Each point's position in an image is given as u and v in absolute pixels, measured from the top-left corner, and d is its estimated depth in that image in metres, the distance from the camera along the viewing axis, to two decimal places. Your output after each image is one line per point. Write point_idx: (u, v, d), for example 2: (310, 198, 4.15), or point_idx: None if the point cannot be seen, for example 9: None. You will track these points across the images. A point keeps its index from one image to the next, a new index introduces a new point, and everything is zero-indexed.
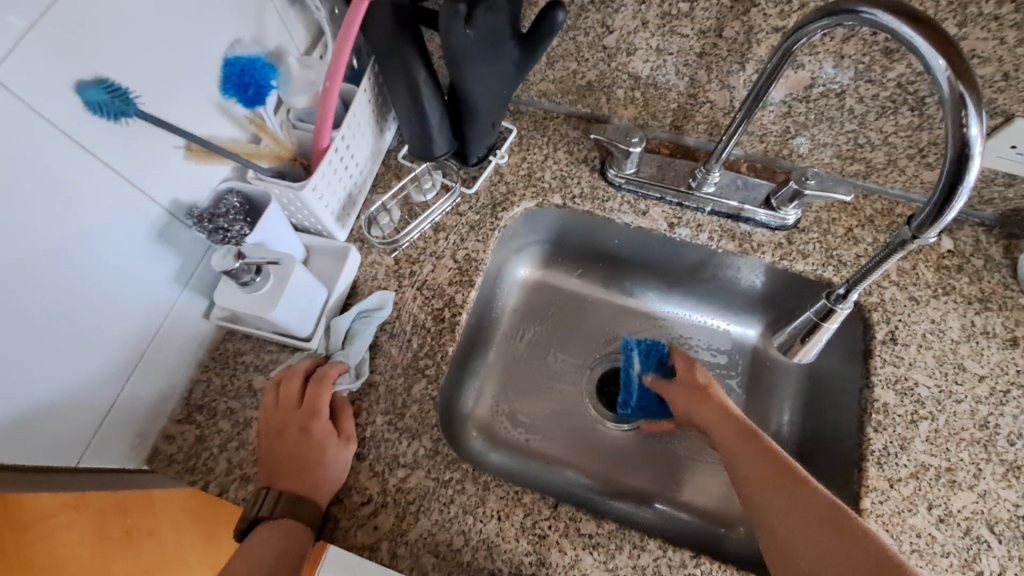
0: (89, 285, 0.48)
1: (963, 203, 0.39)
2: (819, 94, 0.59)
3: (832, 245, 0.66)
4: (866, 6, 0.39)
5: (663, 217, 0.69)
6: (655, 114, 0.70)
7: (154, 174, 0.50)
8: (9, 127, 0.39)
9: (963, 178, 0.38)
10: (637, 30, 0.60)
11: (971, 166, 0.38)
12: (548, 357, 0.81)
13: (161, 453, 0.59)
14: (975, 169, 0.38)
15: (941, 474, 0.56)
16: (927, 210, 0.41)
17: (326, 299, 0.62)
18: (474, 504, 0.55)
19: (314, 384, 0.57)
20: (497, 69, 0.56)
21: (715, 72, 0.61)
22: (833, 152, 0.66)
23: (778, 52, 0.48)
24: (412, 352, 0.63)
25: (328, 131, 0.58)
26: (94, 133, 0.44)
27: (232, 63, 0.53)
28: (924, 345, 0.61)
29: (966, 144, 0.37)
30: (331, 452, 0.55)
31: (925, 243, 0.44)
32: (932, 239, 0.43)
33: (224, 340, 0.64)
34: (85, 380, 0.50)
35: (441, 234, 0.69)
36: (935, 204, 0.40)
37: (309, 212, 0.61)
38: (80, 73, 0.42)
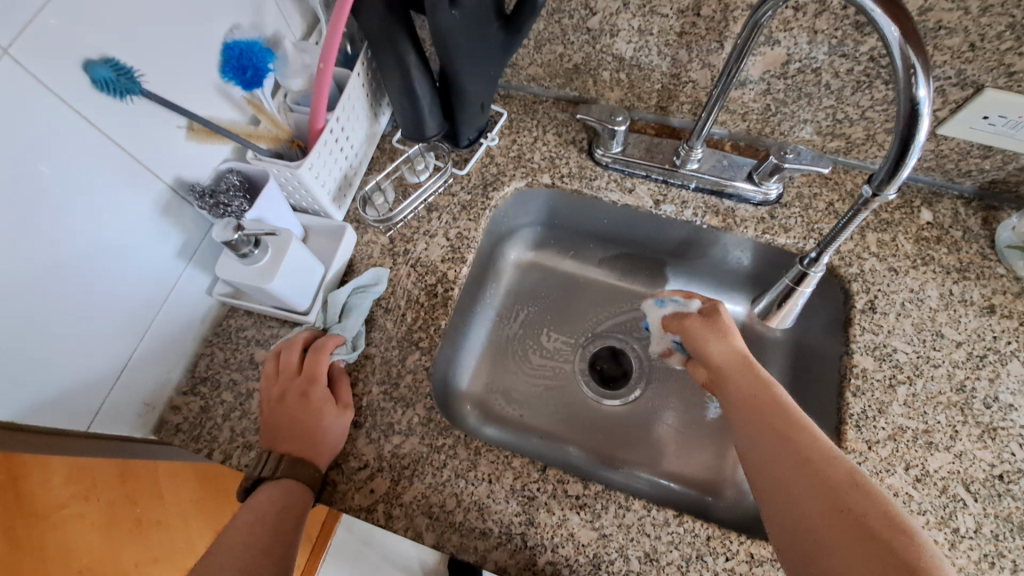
0: (96, 256, 0.51)
1: (915, 161, 0.42)
2: (795, 70, 0.61)
3: (813, 218, 0.67)
4: None
5: (649, 195, 0.70)
6: (640, 95, 0.72)
7: (157, 151, 0.53)
8: (22, 101, 0.41)
9: (914, 135, 0.41)
10: (619, 12, 0.62)
11: (919, 124, 0.40)
12: (542, 336, 0.83)
13: (168, 423, 0.62)
14: (925, 126, 0.40)
15: (919, 436, 0.57)
16: (883, 167, 0.43)
17: (324, 274, 0.65)
18: (466, 468, 0.58)
19: (313, 354, 0.59)
20: (483, 51, 0.59)
21: (696, 52, 0.63)
22: (813, 129, 0.68)
23: (748, 26, 0.50)
24: (407, 325, 0.65)
25: (323, 112, 0.60)
26: (101, 109, 0.47)
27: (230, 47, 0.56)
28: (903, 313, 0.63)
29: (914, 104, 0.40)
30: (329, 417, 0.58)
31: (886, 201, 0.46)
32: (892, 196, 0.45)
33: (227, 316, 0.67)
34: (95, 348, 0.53)
35: (434, 214, 0.71)
36: (889, 161, 0.43)
37: (306, 192, 0.64)
38: (86, 53, 0.44)
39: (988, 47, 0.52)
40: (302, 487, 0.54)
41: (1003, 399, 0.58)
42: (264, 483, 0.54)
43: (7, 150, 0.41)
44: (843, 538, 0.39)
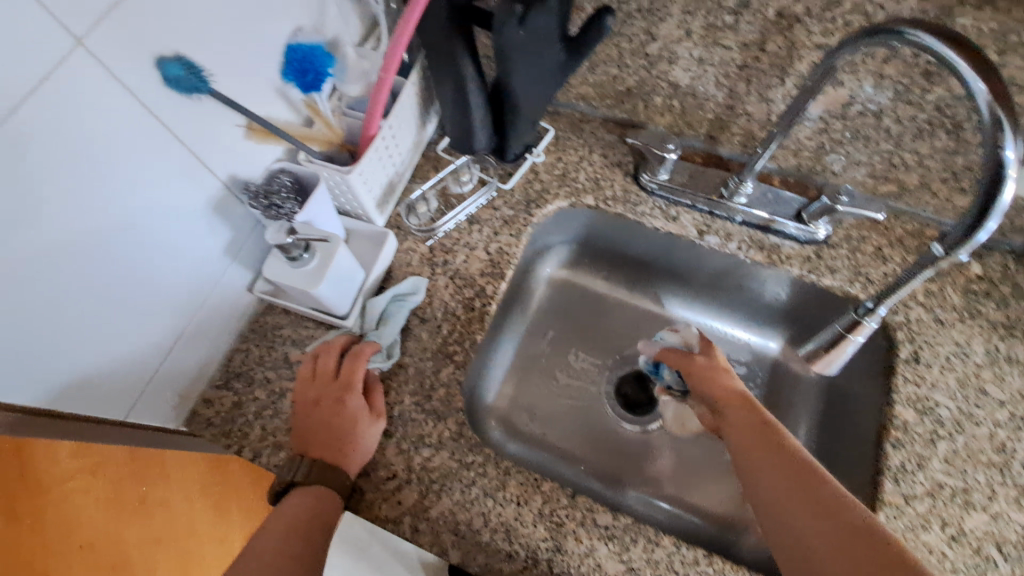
0: (148, 250, 0.51)
1: (995, 226, 0.41)
2: (856, 112, 0.61)
3: (861, 262, 0.67)
4: (909, 28, 0.41)
5: (693, 224, 0.70)
6: (691, 123, 0.71)
7: (216, 149, 0.53)
8: (96, 96, 0.41)
9: (999, 196, 0.40)
10: (681, 40, 0.61)
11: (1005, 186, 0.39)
12: (570, 355, 0.83)
13: (199, 416, 0.62)
14: (1010, 189, 0.40)
15: (955, 493, 0.56)
16: (958, 228, 0.43)
17: (365, 279, 0.65)
18: (495, 487, 0.57)
19: (351, 360, 0.60)
20: (544, 72, 0.58)
21: (754, 86, 0.63)
22: (866, 171, 0.67)
23: (822, 67, 0.49)
24: (442, 337, 0.65)
25: (377, 119, 0.60)
26: (170, 107, 0.47)
27: (294, 50, 0.56)
28: (947, 367, 0.62)
29: (1000, 165, 0.39)
30: (362, 426, 0.58)
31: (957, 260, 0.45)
32: (964, 258, 0.45)
33: (263, 313, 0.67)
34: (138, 340, 0.53)
35: (476, 226, 0.71)
36: (968, 224, 0.42)
37: (353, 196, 0.64)
38: (159, 49, 0.44)
39: None
40: (332, 494, 0.54)
41: None
42: (296, 487, 0.55)
43: (76, 141, 0.41)
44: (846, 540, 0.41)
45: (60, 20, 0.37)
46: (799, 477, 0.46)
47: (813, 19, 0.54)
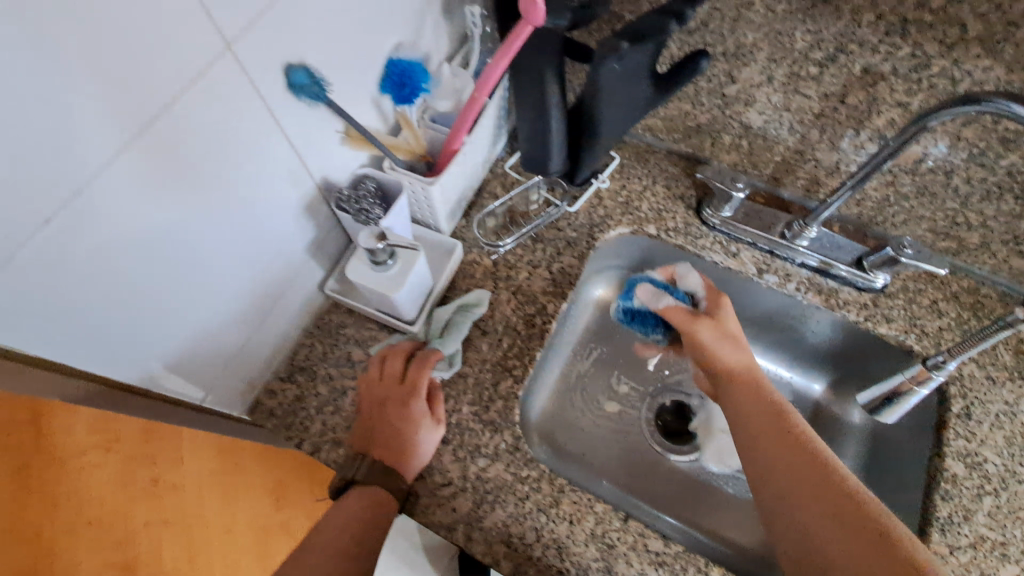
0: (247, 245, 0.52)
1: None
2: (926, 169, 0.62)
3: (916, 313, 0.68)
4: (999, 98, 0.43)
5: (752, 262, 0.72)
6: (757, 163, 0.73)
7: (317, 152, 0.55)
8: (231, 99, 0.42)
9: None
10: (761, 85, 0.63)
11: None
12: (613, 378, 0.84)
13: (262, 405, 0.63)
14: None
15: (997, 547, 0.57)
16: None
17: (433, 288, 0.66)
18: (549, 503, 0.58)
19: (417, 364, 0.61)
20: (630, 106, 0.60)
21: (828, 134, 0.64)
22: (927, 225, 0.68)
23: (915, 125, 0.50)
24: (502, 350, 0.66)
25: (462, 134, 0.63)
26: (288, 111, 0.48)
27: (395, 64, 0.58)
28: (998, 425, 0.63)
29: None
30: (424, 431, 0.59)
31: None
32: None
33: (328, 311, 0.69)
34: (224, 329, 0.55)
35: (539, 245, 0.73)
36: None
37: (429, 206, 0.66)
38: (287, 57, 0.45)
39: None
40: (389, 497, 0.56)
41: None
42: (355, 485, 0.57)
43: (209, 139, 0.42)
44: (847, 532, 0.44)
45: (218, 25, 0.38)
46: (808, 465, 0.48)
47: (898, 79, 0.55)
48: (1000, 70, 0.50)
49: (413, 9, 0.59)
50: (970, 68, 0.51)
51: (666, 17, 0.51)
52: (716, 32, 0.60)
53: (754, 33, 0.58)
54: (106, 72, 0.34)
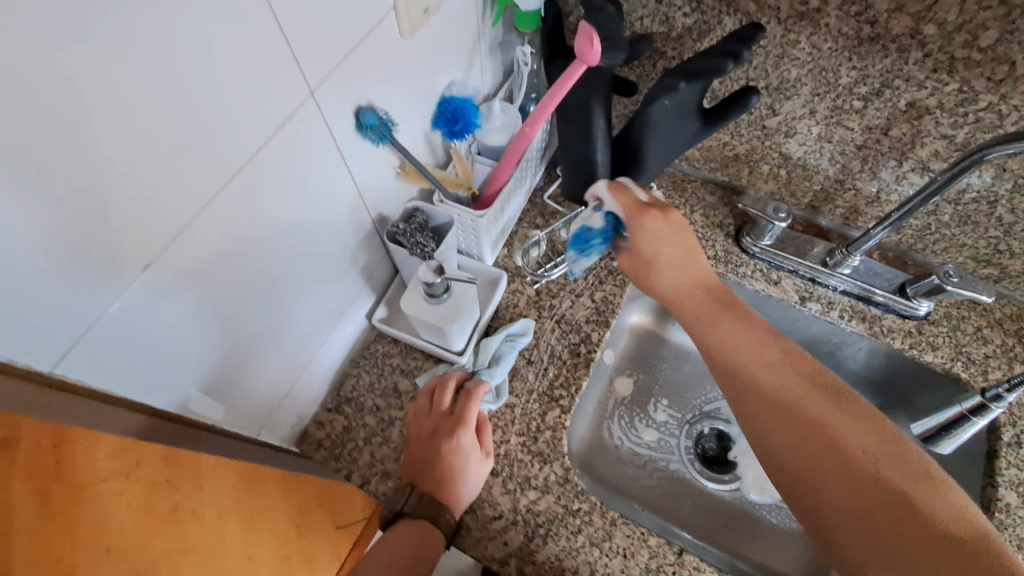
0: (309, 278, 0.54)
1: None
2: (969, 199, 0.63)
3: (961, 341, 0.68)
4: None
5: (794, 289, 0.72)
6: (795, 192, 0.74)
7: (374, 188, 0.56)
8: (307, 140, 0.45)
9: None
10: (802, 117, 0.65)
11: None
12: (650, 405, 0.84)
13: (311, 436, 0.64)
14: None
15: None
16: None
17: (478, 320, 0.67)
18: (601, 537, 0.58)
19: (466, 396, 0.60)
20: (677, 139, 0.62)
21: (870, 164, 0.65)
22: (969, 253, 0.69)
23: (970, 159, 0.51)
24: (548, 380, 0.66)
25: (510, 168, 0.64)
26: (354, 149, 0.50)
27: (448, 101, 0.60)
28: None
29: None
30: (473, 465, 0.58)
31: None
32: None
33: (374, 340, 0.69)
34: (282, 360, 0.56)
35: (581, 273, 0.73)
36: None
37: (475, 237, 0.67)
38: (355, 101, 0.48)
39: None
40: (438, 531, 0.55)
41: None
42: (405, 518, 0.55)
43: (285, 180, 0.44)
44: (846, 494, 0.41)
45: (303, 77, 0.41)
46: (825, 440, 0.43)
47: (944, 112, 0.56)
48: None
49: (465, 50, 0.61)
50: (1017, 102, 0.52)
51: (723, 58, 0.52)
52: (759, 68, 0.62)
53: (797, 68, 0.60)
54: (211, 127, 0.36)
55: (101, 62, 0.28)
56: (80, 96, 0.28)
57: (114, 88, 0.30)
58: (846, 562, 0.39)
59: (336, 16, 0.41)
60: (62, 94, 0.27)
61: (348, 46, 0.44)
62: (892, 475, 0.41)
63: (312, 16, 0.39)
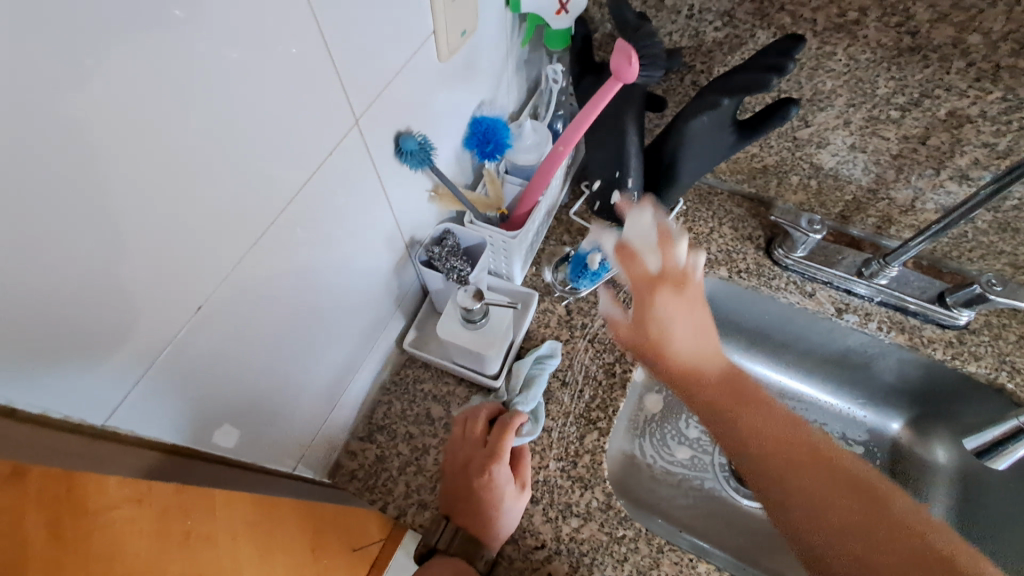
0: (345, 307, 0.52)
1: None
2: (1010, 207, 0.62)
3: (1004, 350, 0.67)
4: None
5: (829, 301, 0.71)
6: (825, 202, 0.73)
7: (408, 212, 0.55)
8: (349, 169, 0.44)
9: None
10: (836, 128, 0.64)
11: None
12: (682, 422, 0.83)
13: (344, 467, 0.62)
14: None
15: None
16: None
17: (510, 342, 0.66)
18: (648, 565, 0.56)
19: (498, 428, 0.58)
20: (711, 154, 0.61)
21: (905, 173, 0.64)
22: (1008, 260, 0.68)
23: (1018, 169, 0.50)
24: (585, 402, 0.65)
25: (541, 187, 0.63)
26: (391, 175, 0.49)
27: (479, 122, 0.59)
28: None
29: None
30: (508, 500, 0.55)
31: None
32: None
33: (405, 366, 0.68)
34: (317, 390, 0.54)
35: (611, 290, 0.72)
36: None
37: (506, 258, 0.66)
38: (396, 127, 0.47)
39: None
40: (472, 570, 0.53)
41: None
42: (439, 555, 0.55)
43: (326, 210, 0.43)
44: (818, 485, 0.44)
45: (349, 106, 0.40)
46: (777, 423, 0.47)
47: (986, 120, 0.55)
48: None
49: (496, 69, 0.60)
50: None
51: (767, 73, 0.51)
52: (792, 80, 0.61)
53: (832, 80, 0.59)
54: (258, 166, 0.35)
55: (165, 109, 0.28)
56: (145, 142, 0.28)
57: (176, 131, 0.29)
58: (818, 558, 0.41)
59: (381, 43, 0.41)
60: (127, 149, 0.27)
61: (393, 72, 0.43)
62: (858, 469, 0.45)
63: (357, 43, 0.38)
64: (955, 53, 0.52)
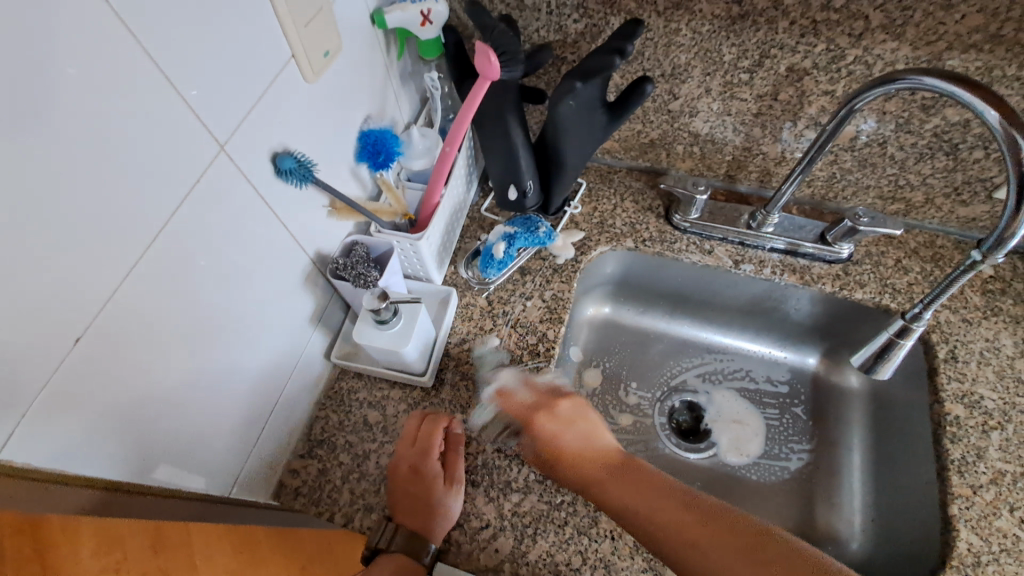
0: (256, 326, 0.54)
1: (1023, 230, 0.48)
2: (862, 144, 0.68)
3: (885, 274, 0.73)
4: (908, 75, 0.50)
5: (727, 255, 0.77)
6: (711, 165, 0.79)
7: (307, 229, 0.58)
8: (226, 192, 0.46)
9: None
10: (701, 96, 0.70)
11: None
12: (621, 390, 0.87)
13: (287, 486, 0.63)
14: None
15: (1018, 479, 0.60)
16: (992, 237, 0.50)
17: (435, 340, 0.69)
18: (587, 525, 0.59)
19: (428, 424, 0.63)
20: (589, 136, 0.66)
21: (769, 129, 0.70)
22: (874, 194, 0.75)
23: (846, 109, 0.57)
24: (513, 384, 0.68)
25: (439, 188, 0.67)
26: (277, 193, 0.52)
27: (366, 135, 0.63)
28: (983, 362, 0.67)
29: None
30: (441, 491, 0.59)
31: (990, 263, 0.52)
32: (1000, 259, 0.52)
33: (338, 379, 0.70)
34: (243, 412, 0.55)
35: (528, 276, 0.76)
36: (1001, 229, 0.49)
37: (418, 260, 0.69)
38: (272, 149, 0.50)
39: None
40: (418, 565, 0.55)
41: None
42: (381, 554, 0.56)
43: (209, 233, 0.45)
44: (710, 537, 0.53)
45: (211, 132, 0.43)
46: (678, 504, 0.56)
47: (820, 71, 0.61)
48: (906, 50, 0.56)
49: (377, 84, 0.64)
50: (879, 51, 0.58)
51: (608, 58, 0.57)
52: (652, 58, 0.66)
53: (686, 53, 0.65)
54: (119, 197, 0.37)
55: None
56: None
57: (15, 171, 0.31)
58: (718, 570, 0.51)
59: (235, 70, 0.43)
60: None
61: (255, 97, 0.46)
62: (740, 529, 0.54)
63: (207, 73, 0.41)
64: (779, 15, 0.58)
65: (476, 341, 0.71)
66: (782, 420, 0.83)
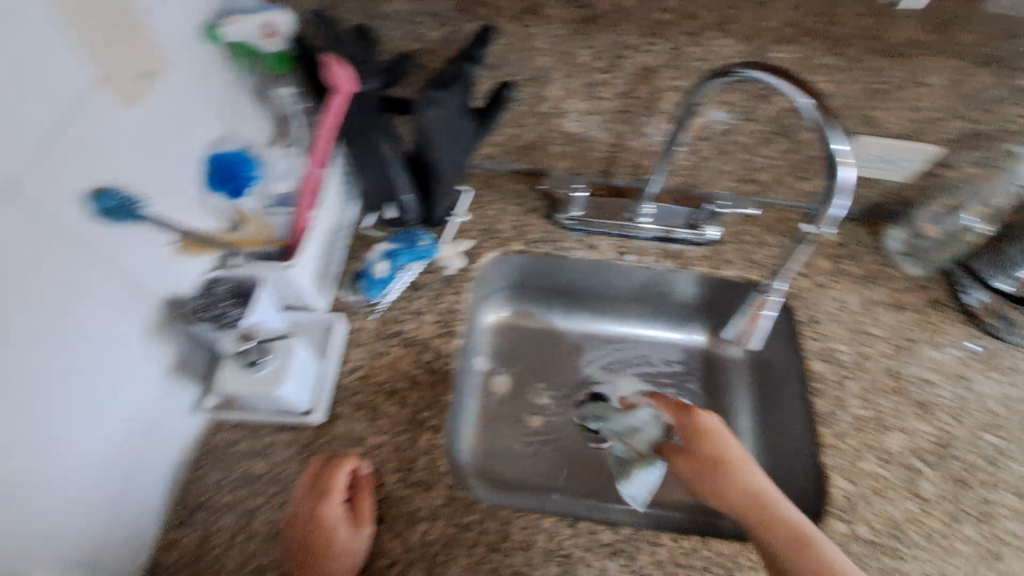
0: (94, 392, 0.47)
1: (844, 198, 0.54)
2: (714, 133, 0.74)
3: (749, 251, 0.80)
4: (741, 69, 0.54)
5: (610, 248, 0.79)
6: (587, 163, 0.82)
7: (148, 273, 0.52)
8: (23, 244, 0.39)
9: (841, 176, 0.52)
10: (566, 98, 0.71)
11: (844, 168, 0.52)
12: (530, 393, 0.87)
13: (163, 563, 0.56)
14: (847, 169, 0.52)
15: (874, 421, 0.67)
16: (820, 208, 0.55)
17: (319, 372, 0.65)
18: (498, 540, 0.58)
19: (334, 463, 0.58)
20: (458, 143, 0.65)
21: (633, 125, 0.74)
22: (733, 178, 0.81)
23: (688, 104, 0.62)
24: (411, 408, 0.65)
25: (309, 209, 0.62)
26: (99, 237, 0.45)
27: (215, 160, 0.57)
28: (836, 320, 0.75)
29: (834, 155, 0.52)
30: (347, 536, 0.54)
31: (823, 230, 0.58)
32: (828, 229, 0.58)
33: (216, 431, 0.63)
34: (89, 493, 0.48)
35: (419, 292, 0.73)
36: (823, 204, 0.55)
37: (294, 289, 0.64)
38: (79, 185, 0.43)
39: (852, 107, 0.67)
40: None
41: (927, 378, 0.71)
42: None
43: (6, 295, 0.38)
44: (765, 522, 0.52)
45: None
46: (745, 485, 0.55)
47: (667, 69, 0.65)
48: (738, 46, 0.61)
49: (219, 105, 0.59)
50: (715, 48, 0.62)
51: (464, 61, 0.58)
52: (514, 63, 0.67)
53: (545, 57, 0.66)
54: None
55: None
56: None
57: None
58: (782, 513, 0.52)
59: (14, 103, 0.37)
60: None
61: (43, 132, 0.39)
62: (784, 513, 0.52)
63: None
64: (623, 17, 0.60)
65: (369, 367, 0.68)
66: (680, 398, 0.87)
